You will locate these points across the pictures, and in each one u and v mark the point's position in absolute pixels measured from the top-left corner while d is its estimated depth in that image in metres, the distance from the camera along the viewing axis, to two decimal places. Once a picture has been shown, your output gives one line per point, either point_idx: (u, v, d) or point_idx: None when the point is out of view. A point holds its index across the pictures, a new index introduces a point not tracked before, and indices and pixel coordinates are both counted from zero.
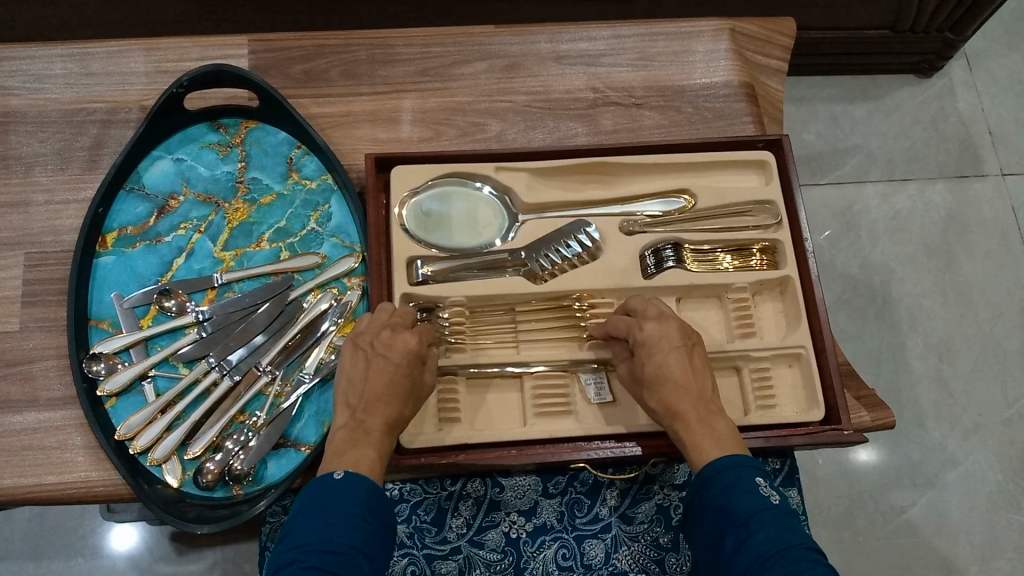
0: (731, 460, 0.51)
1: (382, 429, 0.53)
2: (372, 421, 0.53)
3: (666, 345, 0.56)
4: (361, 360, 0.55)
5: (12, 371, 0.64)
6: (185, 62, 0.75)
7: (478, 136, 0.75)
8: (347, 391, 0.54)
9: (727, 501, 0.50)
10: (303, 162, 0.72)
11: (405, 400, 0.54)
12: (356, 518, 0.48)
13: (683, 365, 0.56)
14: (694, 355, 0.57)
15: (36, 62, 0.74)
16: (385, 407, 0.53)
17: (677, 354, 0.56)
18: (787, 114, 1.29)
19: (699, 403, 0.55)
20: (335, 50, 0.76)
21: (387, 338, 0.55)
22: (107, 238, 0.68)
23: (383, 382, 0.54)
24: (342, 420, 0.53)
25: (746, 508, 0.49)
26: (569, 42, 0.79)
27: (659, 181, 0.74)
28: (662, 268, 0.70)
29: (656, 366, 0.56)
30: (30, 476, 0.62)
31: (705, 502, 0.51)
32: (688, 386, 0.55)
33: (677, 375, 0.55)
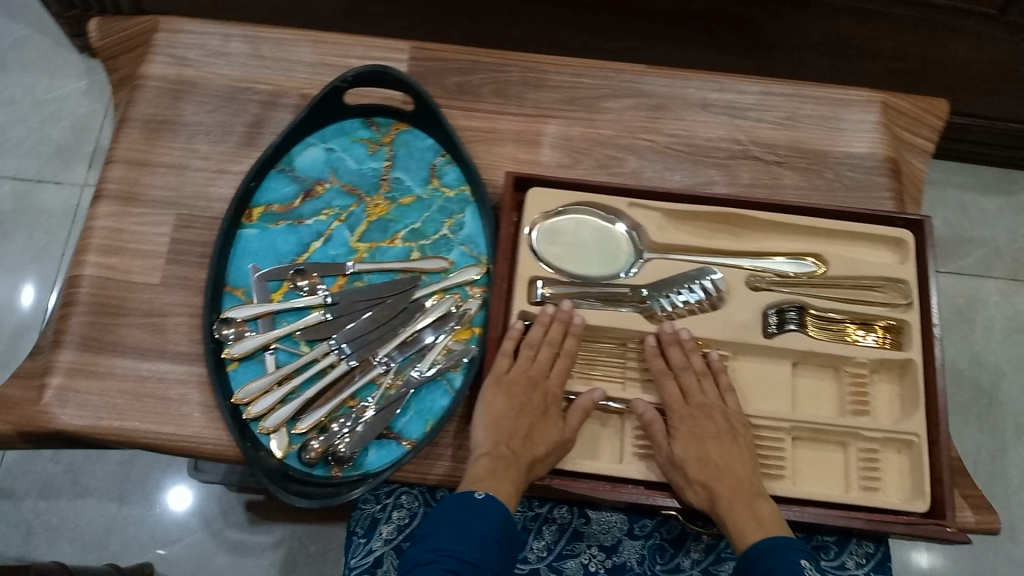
0: (775, 541, 0.55)
1: (521, 467, 0.60)
2: (514, 458, 0.60)
3: (704, 435, 0.63)
4: (503, 397, 0.64)
5: (146, 320, 0.68)
6: (349, 59, 0.77)
7: (614, 170, 0.75)
8: (494, 427, 0.62)
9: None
10: (444, 170, 0.75)
11: (539, 443, 0.62)
12: (492, 539, 0.55)
13: (721, 453, 0.62)
14: (731, 445, 0.63)
15: (213, 38, 0.77)
16: (529, 444, 0.61)
17: (714, 442, 0.62)
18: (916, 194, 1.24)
19: (740, 493, 0.60)
20: (489, 69, 0.78)
21: (529, 387, 0.64)
22: (253, 212, 0.71)
23: (524, 425, 0.62)
24: (485, 450, 0.61)
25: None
26: (717, 91, 0.79)
27: (790, 241, 0.73)
28: (784, 330, 0.69)
29: (699, 453, 0.62)
30: (149, 423, 0.65)
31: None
32: (724, 477, 0.61)
33: (713, 462, 0.61)
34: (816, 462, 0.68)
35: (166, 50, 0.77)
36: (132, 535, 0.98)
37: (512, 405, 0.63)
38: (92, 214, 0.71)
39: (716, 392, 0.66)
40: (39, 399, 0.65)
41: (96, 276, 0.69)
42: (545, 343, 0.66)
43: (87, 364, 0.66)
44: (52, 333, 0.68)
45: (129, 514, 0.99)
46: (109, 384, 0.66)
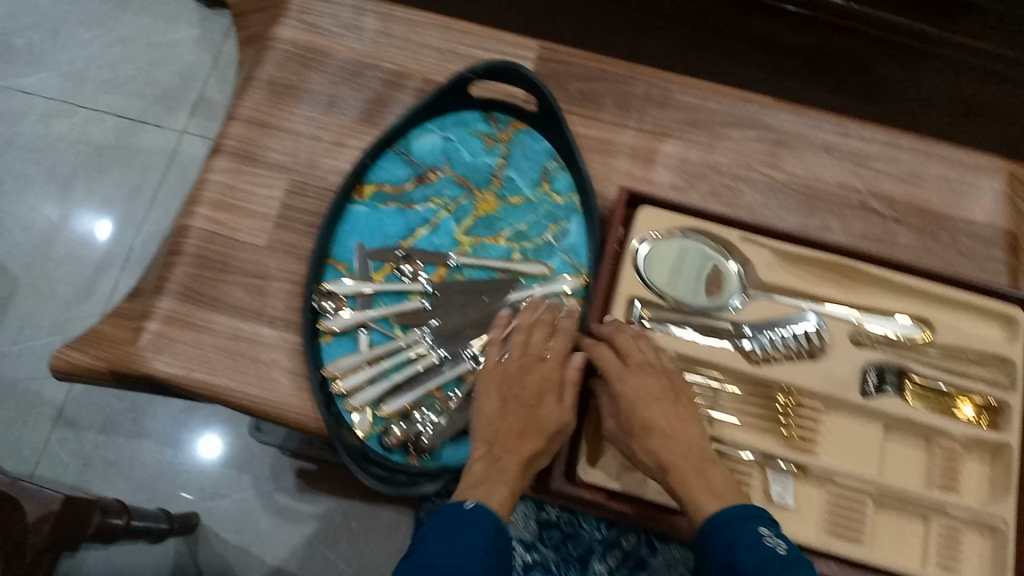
0: (733, 511, 0.53)
1: (517, 463, 0.55)
2: (507, 459, 0.55)
3: (648, 397, 0.59)
4: (497, 400, 0.59)
5: (249, 280, 0.68)
6: (478, 50, 0.76)
7: (728, 201, 0.74)
8: (486, 428, 0.57)
9: (733, 554, 0.51)
10: (556, 175, 0.74)
11: (534, 435, 0.57)
12: (481, 551, 0.49)
13: (670, 419, 0.59)
14: (677, 407, 0.59)
15: (348, 9, 0.77)
16: (524, 442, 0.56)
17: (660, 407, 0.59)
18: None
19: (688, 462, 0.57)
20: (617, 80, 0.77)
21: (520, 381, 0.59)
22: (365, 189, 0.71)
23: (516, 423, 0.57)
24: (479, 454, 0.56)
25: (752, 560, 0.50)
26: (844, 135, 0.77)
27: (898, 301, 0.71)
28: (881, 392, 0.67)
29: (643, 419, 0.58)
30: (237, 382, 0.66)
31: (712, 558, 0.52)
32: (670, 442, 0.58)
33: (667, 430, 0.58)
34: (894, 530, 0.66)
35: (299, 16, 0.76)
36: (184, 481, 1.01)
37: (504, 402, 0.58)
38: (209, 168, 0.72)
39: (652, 349, 0.62)
40: (135, 341, 0.67)
41: (205, 230, 0.70)
42: (535, 325, 0.63)
43: (186, 315, 0.67)
44: (155, 279, 0.69)
45: (182, 462, 1.02)
46: (205, 338, 0.67)
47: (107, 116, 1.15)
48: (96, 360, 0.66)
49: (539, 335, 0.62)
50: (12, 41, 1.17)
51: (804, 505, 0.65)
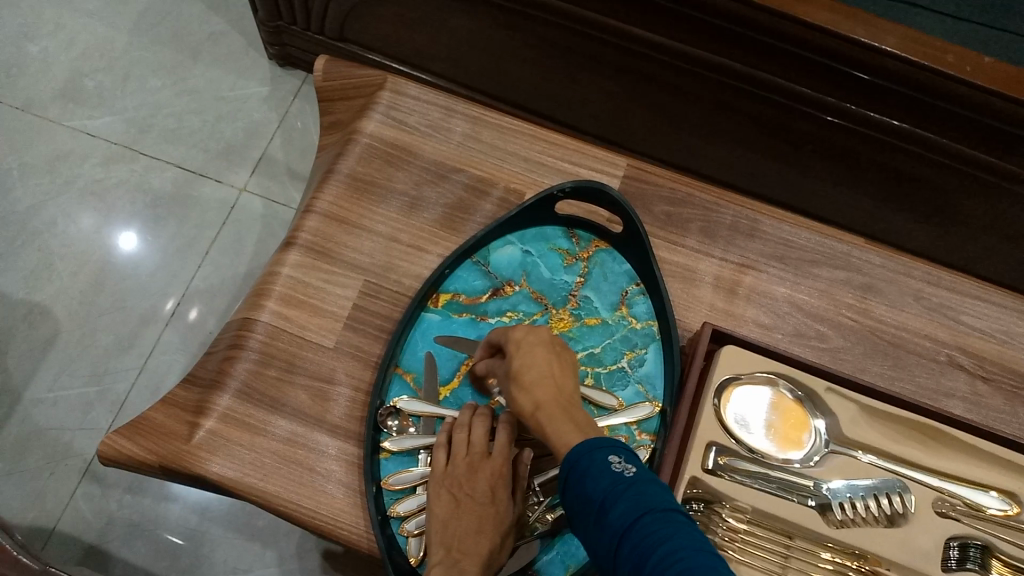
0: (583, 447, 0.47)
1: (477, 567, 0.55)
2: (466, 561, 0.55)
3: (521, 349, 0.56)
4: (451, 500, 0.59)
5: (312, 383, 0.66)
6: (565, 164, 0.76)
7: (810, 342, 0.71)
8: (441, 532, 0.57)
9: (584, 487, 0.45)
10: (635, 300, 0.71)
11: (491, 534, 0.57)
12: None
13: (538, 362, 0.55)
14: (548, 355, 0.55)
15: (440, 111, 0.77)
16: (477, 539, 0.56)
17: (539, 350, 0.55)
18: None
19: (550, 399, 0.52)
20: (703, 206, 0.76)
21: (468, 478, 0.59)
22: (440, 297, 0.69)
23: (472, 521, 0.57)
24: (437, 557, 0.56)
25: (600, 490, 0.44)
26: (934, 285, 0.74)
27: (987, 470, 0.67)
28: (963, 568, 0.63)
29: (524, 360, 0.55)
30: (289, 491, 0.62)
31: (569, 497, 0.47)
32: (539, 383, 0.53)
33: (541, 376, 0.54)
34: None
35: (388, 111, 0.76)
36: (206, 554, 0.97)
37: (454, 502, 0.58)
38: (282, 261, 0.70)
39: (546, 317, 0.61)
40: (189, 438, 0.64)
41: (271, 325, 0.68)
42: (479, 419, 0.61)
43: (244, 415, 0.65)
44: (214, 372, 0.67)
45: (207, 531, 0.98)
46: (260, 440, 0.64)
47: (168, 166, 1.14)
48: (146, 453, 0.64)
49: (481, 430, 0.60)
50: (83, 82, 1.18)
51: None
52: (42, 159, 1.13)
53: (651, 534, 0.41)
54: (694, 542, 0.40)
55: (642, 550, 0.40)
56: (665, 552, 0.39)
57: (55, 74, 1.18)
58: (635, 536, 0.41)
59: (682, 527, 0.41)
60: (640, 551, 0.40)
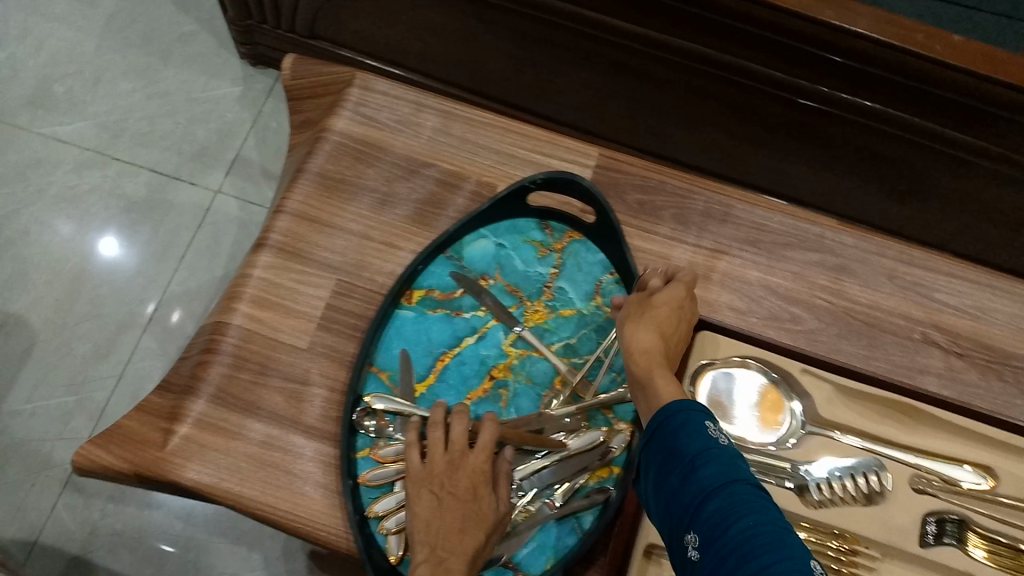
0: (683, 406, 0.48)
1: (462, 564, 0.54)
2: (452, 561, 0.54)
3: (672, 304, 0.59)
4: (432, 499, 0.57)
5: (287, 385, 0.66)
6: (536, 154, 0.75)
7: (786, 325, 0.72)
8: (423, 532, 0.56)
9: (675, 440, 0.46)
10: (610, 289, 0.71)
11: (475, 531, 0.56)
12: None
13: (672, 324, 0.58)
14: (680, 328, 0.59)
15: (409, 105, 0.76)
16: (463, 538, 0.55)
17: (677, 313, 0.59)
18: None
19: (662, 352, 0.55)
20: (675, 193, 0.75)
21: (450, 477, 0.58)
22: (413, 293, 0.69)
23: (454, 520, 0.56)
24: (421, 557, 0.54)
25: (693, 447, 0.45)
26: (908, 263, 0.75)
27: (962, 446, 0.68)
28: (940, 542, 0.64)
29: (667, 311, 0.58)
30: (266, 494, 0.62)
31: (654, 447, 0.47)
32: (663, 337, 0.56)
33: (664, 334, 0.57)
34: None
35: (357, 107, 0.76)
36: (191, 560, 0.96)
37: (436, 500, 0.57)
38: (253, 263, 0.70)
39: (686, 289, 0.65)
40: (164, 445, 0.63)
41: (244, 328, 0.67)
42: (459, 416, 0.61)
43: (218, 420, 0.64)
44: (187, 377, 0.66)
45: (192, 536, 0.97)
46: (235, 444, 0.64)
47: (140, 170, 1.13)
48: (120, 462, 0.63)
49: (460, 428, 0.60)
50: (52, 88, 1.16)
51: None
52: (12, 167, 1.11)
53: (740, 503, 0.41)
54: (776, 518, 0.41)
55: (729, 514, 0.40)
56: (750, 522, 0.40)
57: (23, 80, 1.16)
58: (721, 498, 0.41)
59: (769, 506, 0.41)
60: (725, 516, 0.40)
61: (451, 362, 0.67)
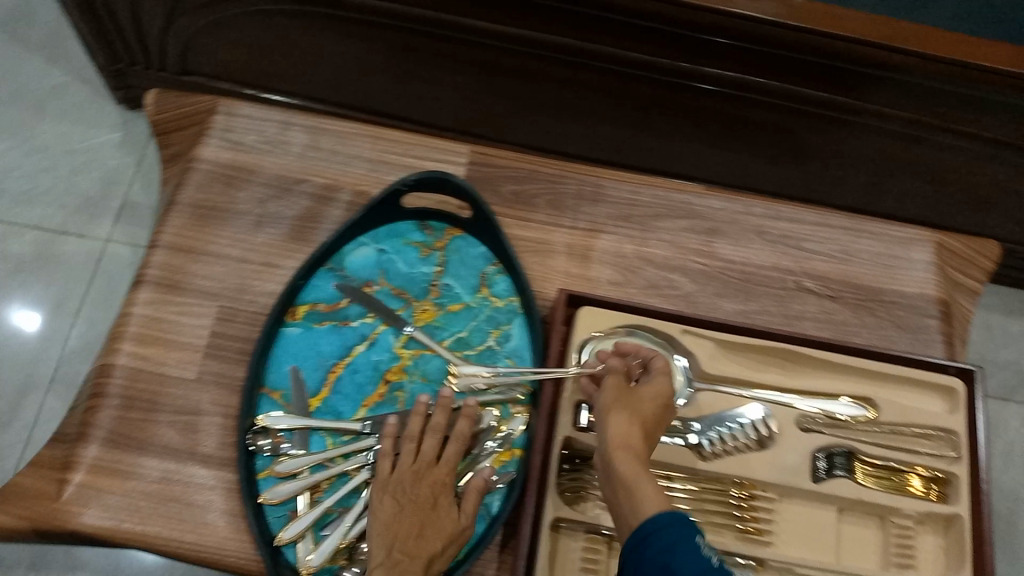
0: (671, 519, 0.48)
1: (418, 566, 0.56)
2: (408, 563, 0.56)
3: (658, 399, 0.59)
4: (393, 505, 0.60)
5: (179, 418, 0.65)
6: (407, 157, 0.76)
7: (666, 292, 0.74)
8: (381, 534, 0.58)
9: (670, 558, 0.46)
10: (495, 279, 0.73)
11: (433, 538, 0.58)
12: None
13: (651, 420, 0.57)
14: (658, 425, 0.58)
15: (273, 126, 0.77)
16: (424, 542, 0.58)
17: (655, 409, 0.58)
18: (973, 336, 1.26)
19: (642, 447, 0.55)
20: (547, 179, 0.78)
21: (415, 486, 0.60)
22: (298, 310, 0.69)
23: (414, 526, 0.58)
24: (378, 559, 0.57)
25: (686, 566, 0.45)
26: (774, 218, 0.78)
27: (841, 381, 0.72)
28: (832, 475, 0.68)
29: (649, 409, 0.58)
30: (170, 529, 0.62)
31: (645, 560, 0.47)
32: (644, 432, 0.56)
33: (643, 429, 0.56)
34: None
35: (222, 134, 0.76)
36: None
37: (399, 507, 0.60)
38: (132, 301, 0.69)
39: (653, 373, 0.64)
40: (58, 496, 0.62)
41: (130, 367, 0.67)
42: (431, 431, 0.63)
43: (111, 462, 0.63)
44: (75, 424, 0.65)
45: None
46: (132, 484, 0.63)
47: (25, 229, 1.10)
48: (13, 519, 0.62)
49: (430, 440, 0.62)
50: None
51: None
52: None
53: None
54: None
55: None
56: None
57: None
58: None
59: None
60: None
61: (344, 373, 0.68)
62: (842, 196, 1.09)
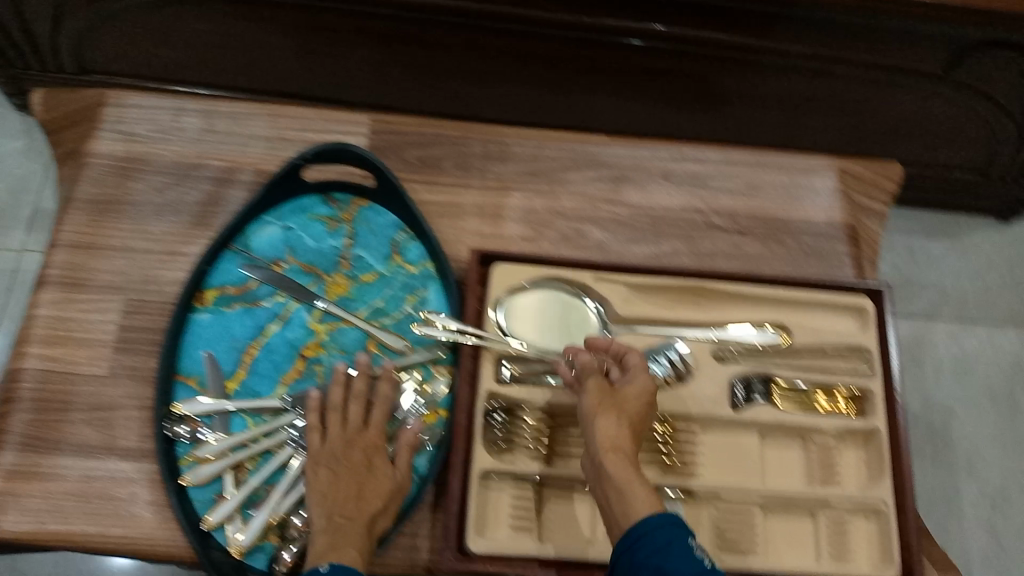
0: (661, 519, 0.50)
1: (360, 527, 0.57)
2: (352, 525, 0.57)
3: (642, 397, 0.58)
4: (328, 473, 0.60)
5: (95, 415, 0.65)
6: (306, 132, 0.76)
7: (578, 243, 0.75)
8: (320, 501, 0.58)
9: (662, 560, 0.48)
10: (407, 246, 0.72)
11: (372, 498, 0.59)
12: None
13: (638, 418, 0.57)
14: (645, 421, 0.58)
15: (166, 113, 0.76)
16: (364, 502, 0.58)
17: (640, 404, 0.58)
18: (896, 263, 1.31)
19: (631, 450, 0.55)
20: (452, 141, 0.77)
21: (346, 450, 0.61)
22: (206, 294, 0.68)
23: (351, 487, 0.59)
24: (320, 526, 0.57)
25: (680, 568, 0.47)
26: (679, 160, 0.79)
27: (754, 312, 0.74)
28: (751, 402, 0.70)
29: (635, 408, 0.57)
30: (94, 525, 0.61)
31: (636, 562, 0.49)
32: (631, 433, 0.56)
33: (631, 429, 0.56)
34: (786, 534, 0.69)
35: (114, 126, 0.75)
36: None
37: (334, 475, 0.60)
38: (35, 302, 0.68)
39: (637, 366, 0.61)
40: None
41: (39, 369, 0.66)
42: (355, 397, 0.64)
43: (28, 466, 0.62)
44: None
45: None
46: (51, 485, 0.62)
47: None
48: None
49: (357, 408, 0.63)
50: None
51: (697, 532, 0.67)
52: None
53: None
54: None
55: None
56: None
57: None
58: None
59: None
60: None
61: (259, 353, 0.67)
62: (757, 136, 1.11)
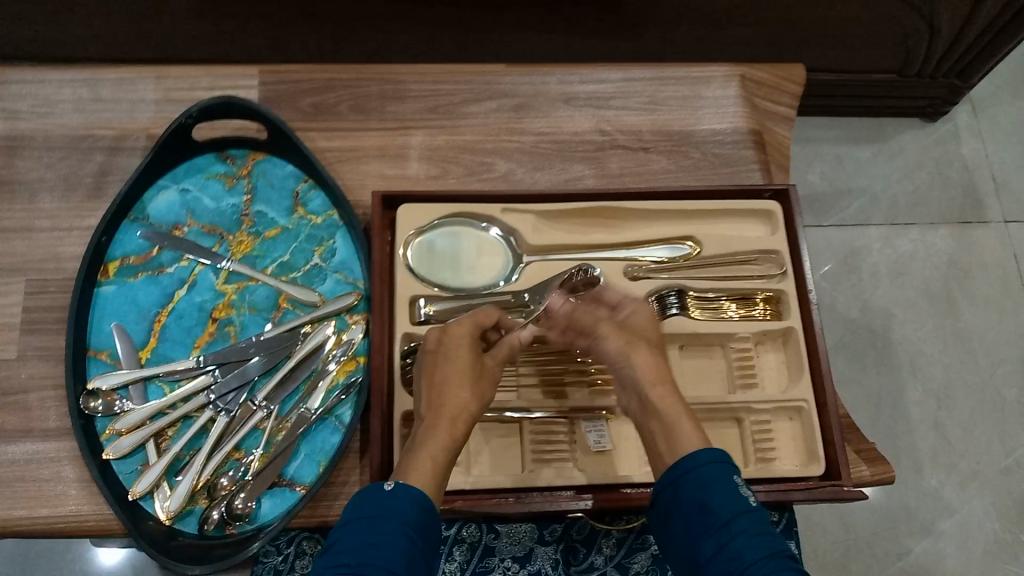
0: (708, 456, 0.47)
1: (452, 424, 0.51)
2: (442, 421, 0.51)
3: (649, 322, 0.59)
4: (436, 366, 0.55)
5: (7, 400, 0.64)
6: (194, 92, 0.74)
7: (485, 176, 0.75)
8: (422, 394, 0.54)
9: (707, 498, 0.45)
10: (309, 196, 0.72)
11: (466, 391, 0.53)
12: (403, 536, 0.44)
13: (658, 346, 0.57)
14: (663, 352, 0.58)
15: (45, 86, 0.73)
16: (458, 396, 0.52)
17: (650, 331, 0.58)
18: (826, 171, 1.33)
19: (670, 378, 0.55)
20: (346, 85, 0.76)
21: (453, 343, 0.55)
22: (109, 267, 0.67)
23: (453, 375, 0.53)
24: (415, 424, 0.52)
25: (725, 508, 0.44)
26: (579, 83, 0.79)
27: (663, 227, 0.74)
28: (666, 315, 0.70)
29: (654, 337, 0.58)
30: (21, 507, 0.61)
31: (680, 501, 0.46)
32: (664, 359, 0.56)
33: (661, 359, 0.56)
34: (714, 442, 0.70)
35: None
36: None
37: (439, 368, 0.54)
38: None
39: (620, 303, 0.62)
40: None
41: None
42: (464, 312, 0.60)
43: None
44: None
45: None
46: None
47: None
48: None
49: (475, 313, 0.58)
50: None
51: (622, 444, 0.68)
52: None
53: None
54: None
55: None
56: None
57: None
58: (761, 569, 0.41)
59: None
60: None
61: (169, 319, 0.67)
62: (673, 55, 1.10)
